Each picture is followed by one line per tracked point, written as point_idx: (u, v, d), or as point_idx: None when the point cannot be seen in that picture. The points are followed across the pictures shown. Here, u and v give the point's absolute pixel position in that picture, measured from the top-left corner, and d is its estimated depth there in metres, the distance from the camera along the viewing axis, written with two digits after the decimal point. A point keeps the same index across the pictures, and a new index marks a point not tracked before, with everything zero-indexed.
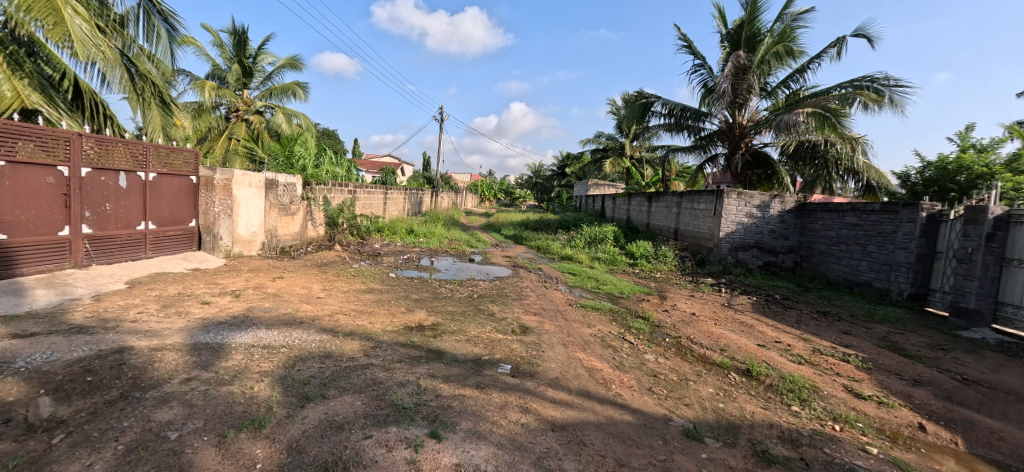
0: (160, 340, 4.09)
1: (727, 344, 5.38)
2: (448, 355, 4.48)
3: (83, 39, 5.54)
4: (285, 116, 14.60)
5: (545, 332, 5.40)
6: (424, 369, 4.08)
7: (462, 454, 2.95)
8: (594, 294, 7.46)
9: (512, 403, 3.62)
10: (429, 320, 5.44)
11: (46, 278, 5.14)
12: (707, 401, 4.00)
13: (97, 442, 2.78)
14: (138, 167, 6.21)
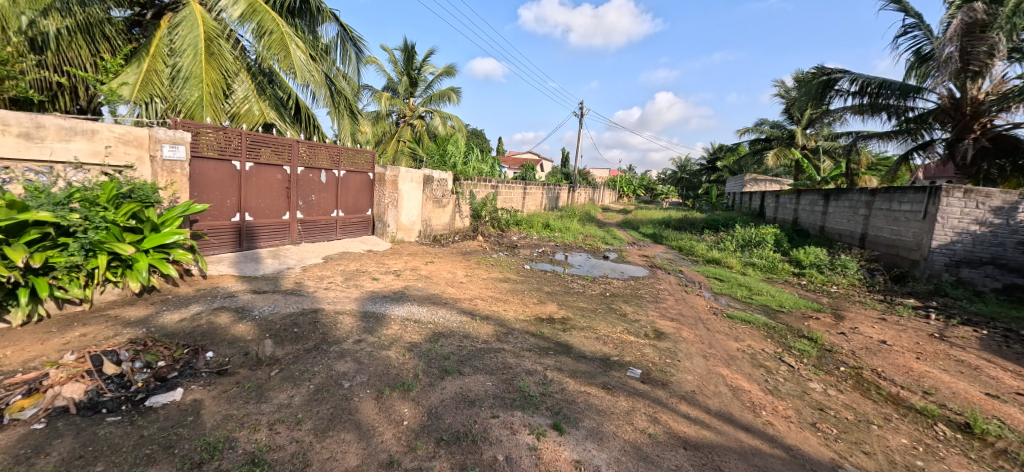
0: (340, 307, 4.68)
1: (934, 387, 4.17)
2: (578, 350, 4.22)
3: (307, 68, 6.94)
4: (441, 119, 16.66)
5: (682, 340, 4.81)
6: (552, 360, 3.90)
7: (583, 452, 2.72)
8: (745, 305, 6.52)
9: (641, 410, 3.25)
10: (559, 313, 5.30)
11: (273, 251, 6.42)
12: (897, 455, 3.14)
13: (298, 380, 3.16)
14: (335, 165, 7.43)
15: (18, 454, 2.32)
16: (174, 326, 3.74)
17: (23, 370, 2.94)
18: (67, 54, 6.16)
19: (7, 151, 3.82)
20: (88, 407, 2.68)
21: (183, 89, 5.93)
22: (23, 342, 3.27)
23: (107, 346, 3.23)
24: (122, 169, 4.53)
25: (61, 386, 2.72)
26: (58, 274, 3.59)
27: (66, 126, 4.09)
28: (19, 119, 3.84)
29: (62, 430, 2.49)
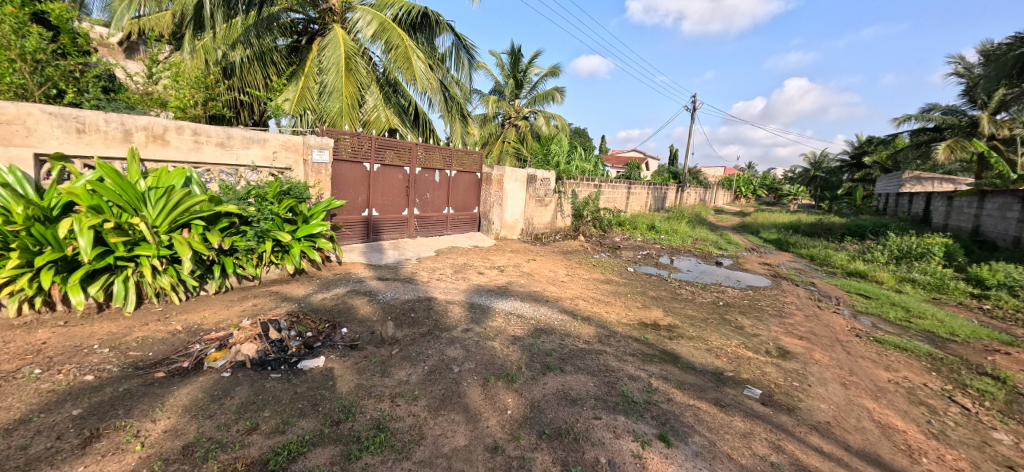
0: (450, 297, 5.04)
1: None
2: (687, 361, 4.03)
3: (426, 76, 7.51)
4: (545, 119, 16.93)
5: (813, 363, 4.31)
6: (658, 368, 3.78)
7: (691, 468, 2.61)
8: (899, 329, 5.60)
9: (759, 433, 3.00)
10: (665, 320, 5.09)
11: (393, 243, 7.09)
12: None
13: (414, 360, 3.49)
14: (447, 166, 7.94)
15: (212, 393, 2.85)
16: (317, 303, 4.35)
17: (215, 329, 3.60)
18: (247, 78, 7.48)
19: (209, 157, 4.63)
20: (259, 364, 3.23)
21: (328, 102, 6.84)
22: (214, 306, 3.97)
23: (271, 315, 3.86)
24: (284, 170, 5.29)
25: (240, 344, 3.31)
26: (239, 254, 4.30)
27: (247, 135, 4.84)
28: (216, 131, 4.62)
29: (241, 379, 3.02)
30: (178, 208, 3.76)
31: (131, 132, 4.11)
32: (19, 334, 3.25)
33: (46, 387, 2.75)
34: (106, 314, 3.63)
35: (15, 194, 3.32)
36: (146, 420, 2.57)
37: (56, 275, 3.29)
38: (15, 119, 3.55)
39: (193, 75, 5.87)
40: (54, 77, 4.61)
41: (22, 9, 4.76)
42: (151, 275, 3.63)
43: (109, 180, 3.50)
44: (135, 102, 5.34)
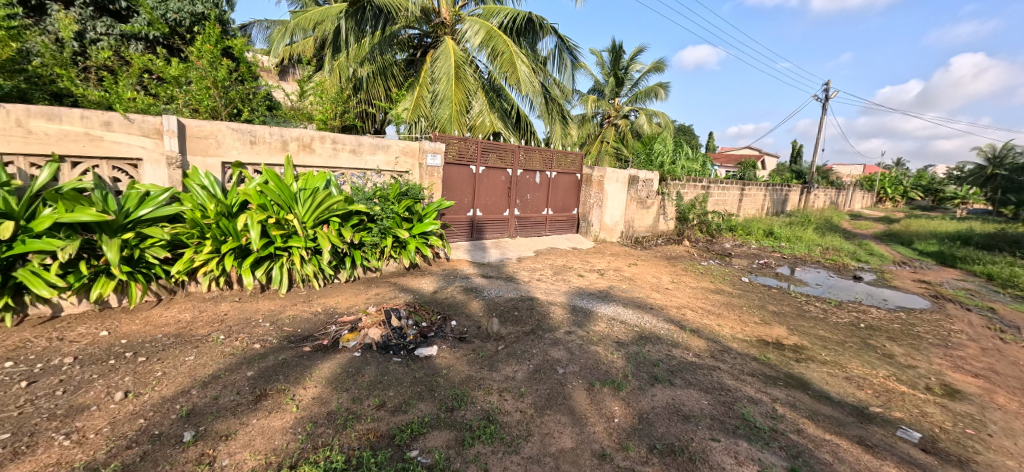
0: (552, 298, 5.09)
1: None
2: (819, 389, 3.61)
3: (530, 80, 7.67)
4: (647, 117, 16.29)
5: (991, 408, 3.59)
6: (783, 393, 3.44)
7: None
8: None
9: None
10: (790, 340, 4.61)
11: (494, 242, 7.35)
12: None
13: (519, 358, 3.59)
14: (547, 167, 8.01)
15: (347, 370, 3.22)
16: (430, 296, 4.68)
17: (346, 313, 4.06)
18: (372, 91, 8.28)
19: (345, 163, 5.05)
20: (383, 348, 3.56)
21: (439, 109, 7.29)
22: (346, 293, 4.43)
23: (391, 304, 4.24)
24: (403, 174, 5.60)
25: (368, 328, 3.68)
26: (366, 249, 4.71)
27: (374, 142, 5.22)
28: (350, 139, 5.02)
29: (369, 359, 3.36)
30: (321, 206, 4.26)
31: (287, 143, 4.60)
32: (207, 305, 3.88)
33: (227, 350, 3.32)
34: (266, 294, 4.21)
35: (209, 194, 3.92)
36: (298, 387, 2.97)
37: (233, 261, 3.87)
38: (208, 134, 4.15)
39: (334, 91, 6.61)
40: (235, 100, 5.38)
41: (212, 41, 5.36)
42: (299, 264, 4.11)
43: (272, 183, 4.09)
44: (289, 117, 6.09)
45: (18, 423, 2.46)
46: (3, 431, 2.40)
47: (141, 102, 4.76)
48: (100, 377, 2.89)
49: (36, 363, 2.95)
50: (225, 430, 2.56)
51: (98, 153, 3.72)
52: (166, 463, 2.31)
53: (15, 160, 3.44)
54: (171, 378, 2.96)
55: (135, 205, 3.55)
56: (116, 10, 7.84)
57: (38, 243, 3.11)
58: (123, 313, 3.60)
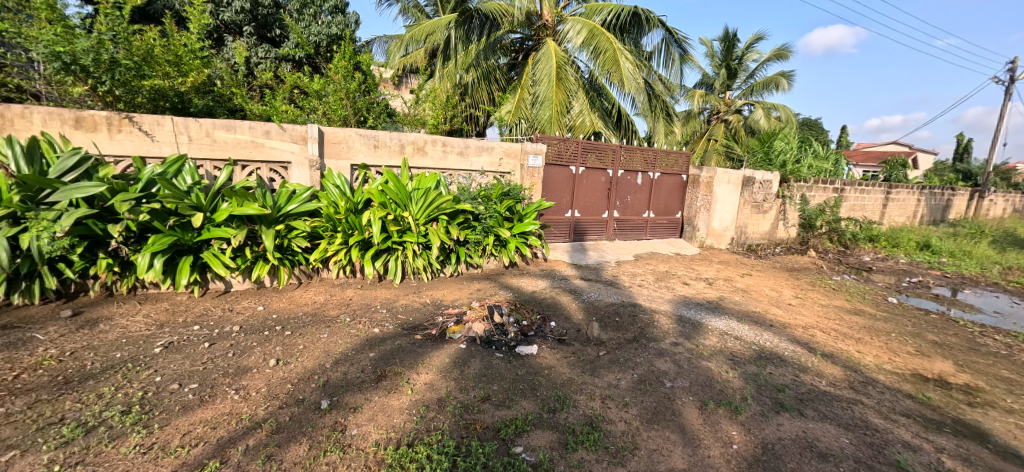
0: (656, 306, 4.90)
1: None
2: (1004, 444, 2.97)
3: (634, 76, 7.40)
4: (764, 111, 14.86)
5: None
6: (950, 444, 2.90)
7: None
8: None
9: None
10: (956, 377, 3.89)
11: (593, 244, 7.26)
12: None
13: (623, 366, 3.53)
14: (650, 167, 7.69)
15: (455, 360, 3.44)
16: (531, 295, 4.79)
17: (452, 305, 4.32)
18: (476, 95, 8.46)
19: (452, 164, 5.31)
20: (486, 342, 3.75)
21: (539, 110, 7.38)
22: (450, 287, 4.68)
23: (493, 300, 4.42)
24: (506, 175, 5.74)
25: (472, 322, 3.90)
26: (470, 246, 4.93)
27: (479, 145, 5.42)
28: (458, 142, 5.26)
29: (473, 352, 3.57)
30: (432, 206, 4.47)
31: (404, 146, 4.96)
32: (336, 290, 4.36)
33: (353, 332, 3.72)
34: (383, 283, 4.58)
35: (341, 193, 4.37)
36: (412, 372, 3.25)
37: (358, 252, 4.30)
38: (340, 140, 4.62)
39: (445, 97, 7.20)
40: (362, 109, 5.95)
41: (346, 58, 6.04)
42: (411, 257, 4.44)
43: (392, 182, 4.43)
44: (406, 122, 6.55)
45: (201, 376, 3.00)
46: (192, 382, 2.93)
47: (291, 113, 5.45)
48: (257, 345, 3.42)
49: (211, 328, 3.55)
50: (353, 402, 2.89)
51: (260, 158, 4.35)
52: (308, 426, 2.65)
53: (204, 164, 4.19)
54: (310, 352, 3.41)
55: (285, 201, 4.09)
56: (273, 38, 9.21)
57: (217, 231, 3.72)
58: (272, 292, 4.16)
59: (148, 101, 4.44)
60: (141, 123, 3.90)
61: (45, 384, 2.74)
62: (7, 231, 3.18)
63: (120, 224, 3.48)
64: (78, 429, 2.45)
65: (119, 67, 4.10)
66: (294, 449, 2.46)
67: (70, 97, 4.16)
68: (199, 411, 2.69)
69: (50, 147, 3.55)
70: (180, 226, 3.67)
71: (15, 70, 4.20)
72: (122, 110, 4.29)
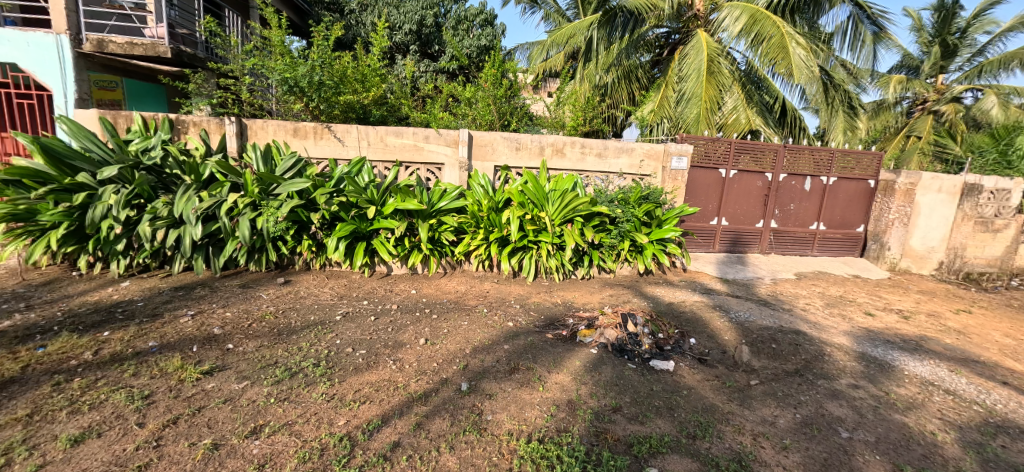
0: (828, 336, 4.16)
1: None
2: None
3: (807, 64, 6.34)
4: (1000, 97, 11.38)
5: None
6: None
7: None
8: None
9: None
10: None
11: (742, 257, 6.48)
12: None
13: (782, 402, 3.11)
14: (822, 171, 6.55)
15: (586, 365, 3.46)
16: (668, 306, 4.50)
17: (584, 308, 4.31)
18: (616, 96, 8.33)
19: (590, 166, 5.22)
20: (618, 350, 3.68)
21: (686, 108, 6.81)
22: (581, 290, 4.66)
23: (627, 308, 4.29)
24: (646, 178, 5.39)
25: (604, 328, 3.87)
26: (604, 250, 4.81)
27: (620, 145, 5.19)
28: (597, 143, 5.15)
29: (605, 359, 3.54)
30: (569, 207, 4.47)
31: (544, 148, 5.06)
32: (475, 282, 4.68)
33: (489, 323, 3.98)
34: (517, 280, 4.78)
35: (485, 192, 4.66)
36: (545, 370, 3.37)
37: (496, 248, 4.54)
38: (487, 143, 4.95)
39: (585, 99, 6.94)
40: (507, 115, 6.26)
41: (495, 65, 6.27)
42: (545, 256, 4.52)
43: (531, 183, 4.59)
44: (545, 125, 6.70)
45: (368, 344, 3.54)
46: (362, 348, 3.48)
47: (445, 120, 5.99)
48: (410, 324, 3.89)
49: (376, 304, 4.13)
50: (490, 389, 3.11)
51: (420, 160, 4.90)
52: (451, 404, 2.93)
53: (378, 164, 4.88)
54: (453, 336, 3.75)
55: (438, 198, 4.53)
56: (432, 53, 10.68)
57: (384, 222, 4.30)
58: (422, 279, 4.65)
59: (341, 113, 5.31)
60: (335, 132, 4.72)
61: (265, 333, 3.52)
62: (250, 214, 4.06)
63: (318, 213, 4.20)
64: (283, 373, 3.08)
65: (324, 87, 5.01)
66: (438, 422, 2.74)
67: (290, 112, 5.27)
68: (366, 374, 3.18)
69: (277, 151, 4.53)
70: (358, 217, 4.33)
71: (258, 94, 5.43)
72: (323, 121, 5.21)
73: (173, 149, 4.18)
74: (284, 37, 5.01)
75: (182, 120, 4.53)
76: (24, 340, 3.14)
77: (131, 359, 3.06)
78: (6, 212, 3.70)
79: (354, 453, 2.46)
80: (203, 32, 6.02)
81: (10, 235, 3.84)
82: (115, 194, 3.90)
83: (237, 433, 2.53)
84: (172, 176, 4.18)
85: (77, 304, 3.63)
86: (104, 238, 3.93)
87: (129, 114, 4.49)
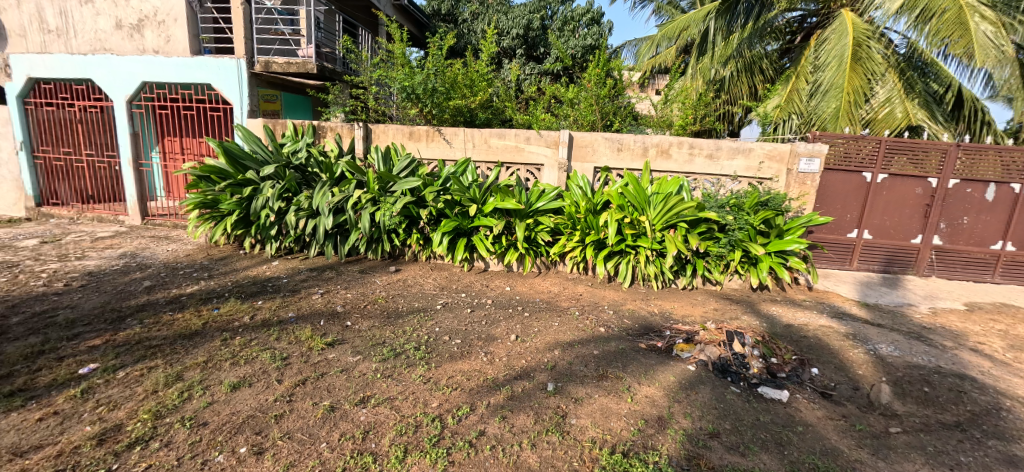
0: (1011, 386, 3.28)
1: None
2: None
3: (995, 43, 5.12)
4: None
5: None
6: None
7: None
8: None
9: None
10: None
11: (889, 278, 5.40)
12: None
13: (935, 459, 2.54)
14: (1013, 177, 5.17)
15: (681, 382, 3.23)
16: (784, 328, 3.97)
17: (684, 321, 4.02)
18: (733, 91, 7.75)
19: (698, 168, 4.84)
20: (720, 370, 3.37)
21: (822, 102, 5.90)
22: (682, 301, 4.37)
23: (734, 326, 3.89)
24: (766, 181, 4.79)
25: (706, 344, 3.57)
26: (710, 259, 4.46)
27: (735, 146, 4.71)
28: (709, 143, 4.74)
29: (704, 378, 3.26)
30: (672, 211, 4.23)
31: (648, 148, 4.83)
32: (569, 283, 4.67)
33: (580, 326, 3.94)
34: (612, 284, 4.65)
35: (583, 194, 4.63)
36: (635, 381, 3.23)
37: (592, 251, 4.47)
38: (587, 144, 4.89)
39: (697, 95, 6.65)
40: (610, 114, 6.08)
41: (600, 65, 6.22)
42: (644, 262, 4.34)
43: (631, 185, 4.40)
44: (651, 124, 6.36)
45: (463, 335, 3.76)
46: (457, 338, 3.71)
47: (547, 120, 6.04)
48: (503, 319, 4.03)
49: (473, 297, 4.37)
50: (576, 393, 3.08)
51: (520, 160, 5.04)
52: (536, 402, 2.97)
53: (481, 165, 5.15)
54: (542, 336, 3.80)
55: (536, 199, 4.64)
56: (538, 55, 10.97)
57: (484, 220, 4.51)
58: (517, 276, 4.78)
59: (450, 117, 5.70)
60: (445, 135, 5.11)
61: (378, 315, 3.96)
62: (371, 208, 4.61)
63: (426, 210, 4.61)
64: (389, 353, 3.44)
65: (435, 93, 5.48)
66: (522, 418, 2.79)
67: (406, 118, 5.81)
68: (459, 363, 3.38)
69: (394, 152, 5.05)
70: (461, 215, 4.62)
71: (382, 102, 6.09)
72: (435, 125, 5.64)
73: (315, 151, 4.93)
74: (405, 49, 5.65)
75: (323, 126, 5.30)
76: (206, 302, 4.00)
77: (276, 326, 3.69)
78: (199, 200, 4.85)
79: (443, 434, 2.62)
80: (340, 49, 6.94)
81: (202, 219, 5.04)
82: (271, 188, 4.76)
83: (349, 400, 2.89)
84: (313, 174, 4.94)
85: (242, 278, 4.50)
86: (262, 224, 4.80)
87: (286, 121, 5.38)
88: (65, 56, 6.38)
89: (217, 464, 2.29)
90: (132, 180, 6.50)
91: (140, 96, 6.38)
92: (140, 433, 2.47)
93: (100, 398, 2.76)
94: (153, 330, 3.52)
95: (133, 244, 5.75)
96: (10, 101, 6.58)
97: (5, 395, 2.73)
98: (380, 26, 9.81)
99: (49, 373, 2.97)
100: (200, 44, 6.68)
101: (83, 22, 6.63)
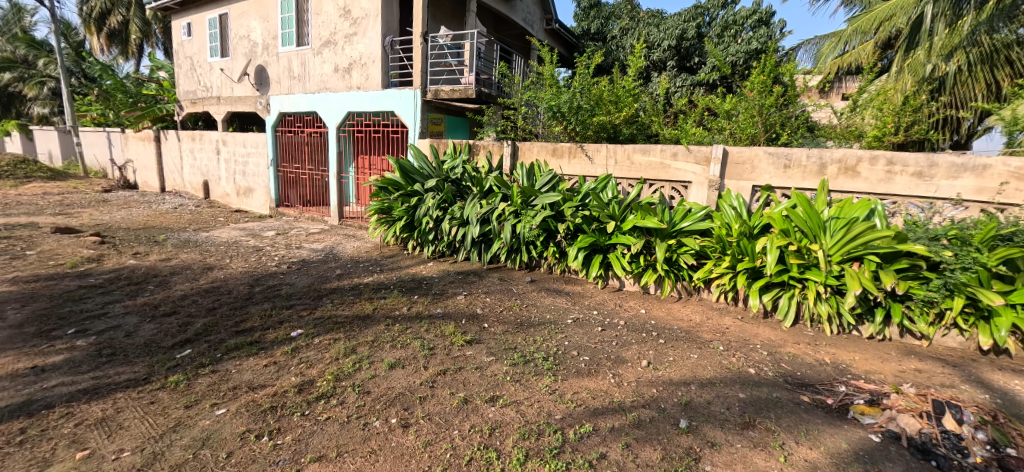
0: None
1: None
2: None
3: None
4: None
5: None
6: None
7: None
8: None
9: None
10: None
11: None
12: None
13: None
14: None
15: (859, 452, 2.51)
16: None
17: (867, 378, 3.22)
18: (962, 91, 6.37)
19: (900, 188, 3.97)
20: (919, 449, 2.51)
21: None
22: (864, 353, 3.56)
23: (948, 396, 2.93)
24: (1012, 208, 3.61)
25: (899, 413, 2.75)
26: (912, 304, 3.54)
27: (958, 162, 3.71)
28: (917, 159, 3.85)
29: (893, 455, 2.48)
30: (856, 240, 3.55)
31: (826, 165, 4.16)
32: (713, 313, 4.24)
33: (724, 362, 3.46)
34: (768, 321, 4.06)
35: (737, 215, 4.24)
36: (792, 438, 2.61)
37: (745, 280, 4.01)
38: (745, 160, 4.49)
39: (901, 98, 5.31)
40: (775, 124, 5.48)
41: (766, 71, 5.62)
42: (813, 300, 3.71)
43: (801, 207, 3.85)
44: (832, 136, 5.44)
45: (592, 353, 3.63)
46: (586, 355, 3.60)
47: (698, 134, 5.64)
48: (635, 343, 3.81)
49: (605, 316, 4.28)
50: (713, 437, 2.64)
51: (667, 177, 4.90)
52: (666, 437, 2.63)
53: (623, 181, 5.14)
54: (677, 366, 3.43)
55: (681, 218, 4.44)
56: (691, 66, 10.34)
57: (622, 238, 4.52)
58: (654, 300, 4.56)
59: (594, 133, 5.96)
60: (587, 151, 5.27)
61: (512, 321, 4.17)
62: (513, 220, 5.01)
63: (565, 224, 4.81)
64: (520, 358, 3.53)
65: (580, 111, 5.83)
66: (648, 451, 2.50)
67: (552, 134, 6.18)
68: (587, 380, 3.25)
69: (538, 169, 5.40)
70: (598, 231, 4.72)
71: (529, 122, 6.62)
72: (578, 141, 5.96)
73: (469, 168, 5.61)
74: (553, 71, 6.04)
75: (477, 145, 6.01)
76: (376, 292, 4.82)
77: (426, 319, 4.19)
78: (378, 207, 5.97)
79: (564, 448, 2.52)
80: (496, 75, 7.66)
81: (380, 222, 6.19)
82: (432, 199, 5.56)
83: (481, 396, 3.02)
84: (466, 187, 5.58)
85: (403, 274, 5.31)
86: (422, 229, 5.67)
87: (447, 141, 6.30)
88: (303, 95, 8.51)
89: (374, 427, 2.67)
90: (335, 189, 8.31)
91: (345, 124, 8.11)
92: (324, 389, 3.06)
93: (302, 357, 3.51)
94: (338, 309, 4.39)
95: (332, 239, 7.26)
96: (268, 130, 9.07)
97: (247, 344, 3.71)
98: (531, 50, 10.94)
99: (273, 332, 3.94)
100: (389, 79, 7.85)
101: (314, 68, 8.52)
